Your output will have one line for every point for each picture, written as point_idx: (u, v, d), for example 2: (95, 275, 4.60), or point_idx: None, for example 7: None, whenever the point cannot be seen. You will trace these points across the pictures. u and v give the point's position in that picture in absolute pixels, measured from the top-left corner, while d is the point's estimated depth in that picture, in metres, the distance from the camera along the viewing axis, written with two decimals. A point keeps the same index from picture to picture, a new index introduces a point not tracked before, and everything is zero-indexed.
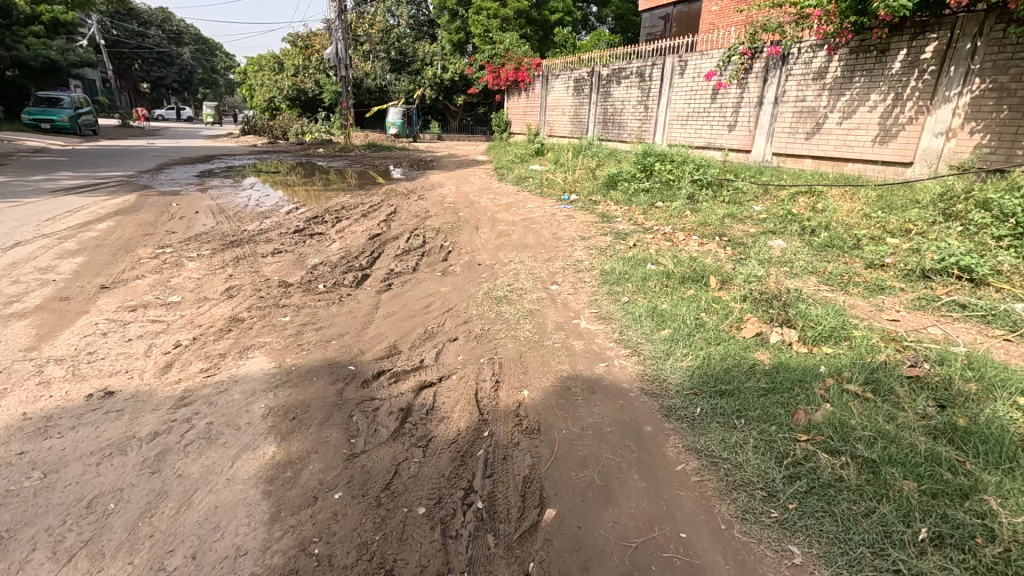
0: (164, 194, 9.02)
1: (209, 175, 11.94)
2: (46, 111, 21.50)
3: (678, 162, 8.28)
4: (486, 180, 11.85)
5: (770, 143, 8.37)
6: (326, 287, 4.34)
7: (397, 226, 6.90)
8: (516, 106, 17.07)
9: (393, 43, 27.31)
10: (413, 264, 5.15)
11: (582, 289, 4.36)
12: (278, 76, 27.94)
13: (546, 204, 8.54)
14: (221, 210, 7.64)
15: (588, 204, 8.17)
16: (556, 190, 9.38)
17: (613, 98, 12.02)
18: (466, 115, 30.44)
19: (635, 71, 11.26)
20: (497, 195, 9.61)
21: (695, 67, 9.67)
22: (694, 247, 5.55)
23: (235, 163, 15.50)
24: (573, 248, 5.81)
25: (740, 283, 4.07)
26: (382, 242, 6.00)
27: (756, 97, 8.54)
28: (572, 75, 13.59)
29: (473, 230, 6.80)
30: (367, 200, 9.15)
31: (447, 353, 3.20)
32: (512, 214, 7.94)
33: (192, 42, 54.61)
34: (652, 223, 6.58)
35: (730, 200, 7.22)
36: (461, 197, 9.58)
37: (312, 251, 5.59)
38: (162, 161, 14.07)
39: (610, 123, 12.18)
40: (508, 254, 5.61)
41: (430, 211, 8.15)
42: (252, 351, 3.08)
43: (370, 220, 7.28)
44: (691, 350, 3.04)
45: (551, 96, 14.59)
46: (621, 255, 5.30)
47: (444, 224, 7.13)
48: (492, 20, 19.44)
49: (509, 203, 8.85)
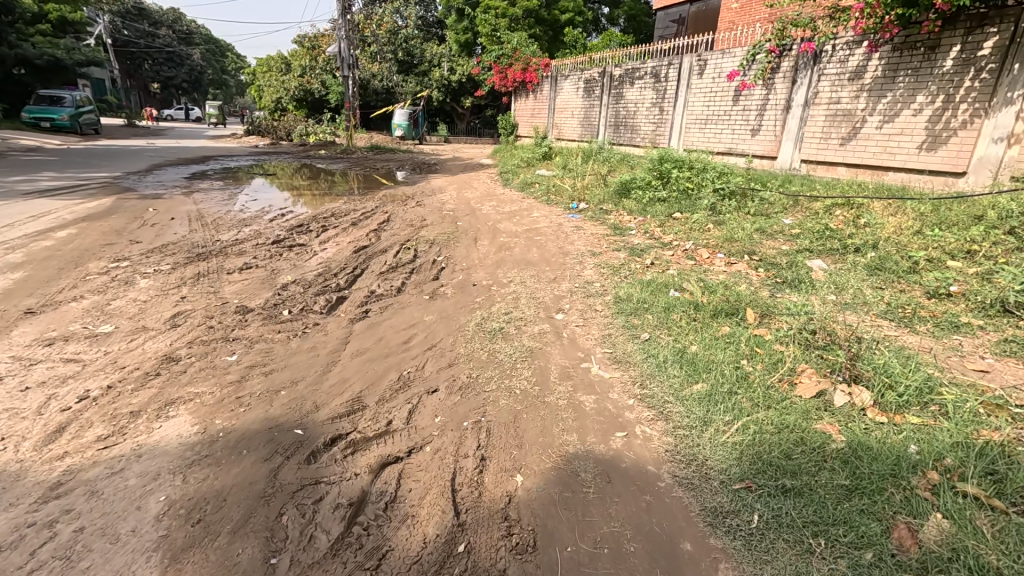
0: (146, 197, 8.46)
1: (201, 177, 11.41)
2: (47, 110, 21.19)
3: (697, 169, 7.59)
4: (490, 185, 11.22)
5: (799, 149, 7.66)
6: (291, 314, 3.71)
7: (388, 237, 6.27)
8: (523, 108, 16.43)
9: (399, 43, 26.78)
10: (398, 285, 4.50)
11: (593, 320, 3.69)
12: (284, 77, 27.58)
13: (552, 213, 7.88)
14: (200, 216, 7.04)
15: (598, 213, 7.50)
16: (564, 197, 8.72)
17: (625, 100, 11.35)
18: (473, 117, 29.89)
19: (650, 71, 10.58)
20: (501, 203, 8.96)
21: (715, 66, 8.99)
22: (721, 267, 4.87)
23: (231, 165, 15.00)
24: (583, 266, 5.13)
25: (784, 318, 3.38)
26: (368, 257, 5.37)
27: (783, 99, 7.84)
28: (582, 76, 12.93)
29: (471, 242, 6.15)
30: (362, 206, 8.55)
31: (423, 412, 2.54)
32: (515, 223, 7.28)
33: (202, 43, 54.58)
34: (671, 237, 5.90)
35: (757, 212, 6.52)
36: (462, 203, 8.95)
37: (286, 267, 4.96)
38: (156, 162, 13.58)
39: (622, 126, 11.51)
40: (509, 272, 4.95)
41: (427, 219, 7.52)
42: (173, 408, 2.44)
43: (359, 230, 6.66)
44: (733, 417, 2.36)
45: (560, 97, 13.95)
46: (637, 276, 4.63)
47: (440, 235, 6.50)
48: (500, 20, 18.87)
49: (513, 211, 8.20)
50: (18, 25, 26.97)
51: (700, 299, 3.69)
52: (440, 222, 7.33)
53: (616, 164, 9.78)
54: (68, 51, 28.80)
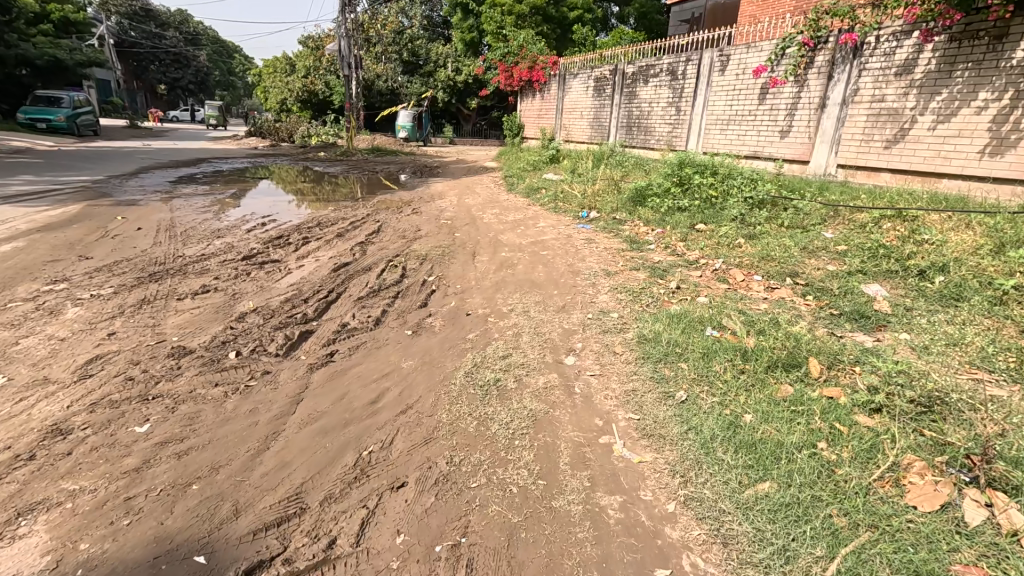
0: (120, 204, 7.83)
1: (188, 181, 10.81)
2: (43, 111, 20.77)
3: (721, 175, 6.85)
4: (494, 190, 10.52)
5: (835, 152, 6.89)
6: (239, 357, 3.01)
7: (376, 252, 5.57)
8: (529, 109, 15.71)
9: (405, 44, 26.27)
10: (377, 314, 3.79)
11: (611, 369, 2.95)
12: (288, 78, 27.14)
13: (560, 223, 7.16)
14: (172, 226, 6.40)
15: (611, 224, 6.77)
16: (573, 205, 8.00)
17: (639, 99, 10.60)
18: (479, 119, 29.24)
19: (666, 68, 9.84)
20: (504, 210, 8.24)
21: (739, 62, 8.24)
22: (760, 294, 4.12)
23: (226, 167, 14.42)
24: (596, 290, 4.40)
25: (859, 372, 2.63)
26: (348, 277, 4.67)
27: (818, 97, 7.06)
28: (592, 75, 12.19)
29: (468, 258, 5.43)
30: (353, 213, 7.87)
31: (382, 525, 1.82)
32: (520, 235, 6.58)
33: (208, 44, 54.37)
34: (697, 254, 5.16)
35: (792, 224, 5.77)
36: (462, 211, 8.25)
37: (252, 290, 4.29)
38: (145, 164, 13.00)
39: (635, 127, 10.77)
40: (510, 297, 4.22)
41: (422, 230, 6.83)
42: (28, 522, 1.74)
43: (344, 243, 5.97)
44: (826, 550, 1.64)
45: (568, 97, 13.23)
46: (661, 305, 3.88)
47: (434, 248, 5.79)
48: (506, 17, 18.20)
49: (517, 220, 7.47)
50: (19, 25, 26.62)
51: (747, 344, 2.94)
52: (435, 233, 6.63)
53: (630, 168, 9.05)
54: (69, 51, 28.40)
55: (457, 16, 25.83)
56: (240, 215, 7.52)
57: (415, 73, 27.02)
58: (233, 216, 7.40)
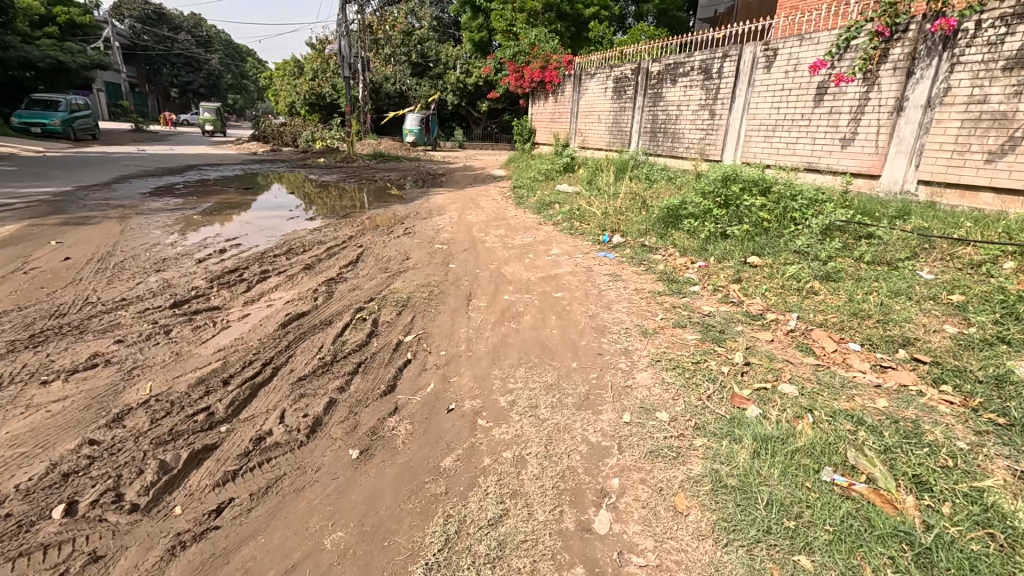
0: (68, 222, 6.81)
1: (164, 193, 9.81)
2: (37, 115, 20.05)
3: (774, 194, 5.62)
4: (501, 204, 9.36)
5: (916, 166, 5.62)
6: (67, 518, 1.87)
7: (346, 294, 4.42)
8: (541, 113, 14.51)
9: (414, 45, 25.30)
10: (318, 412, 2.63)
11: (674, 554, 1.77)
12: (297, 81, 26.51)
13: (577, 250, 5.97)
14: (108, 256, 5.30)
15: (640, 255, 5.57)
16: (593, 225, 6.80)
17: (667, 102, 9.35)
18: (489, 122, 28.12)
19: (698, 66, 8.60)
20: (510, 230, 7.07)
21: (789, 56, 6.98)
22: (868, 377, 2.88)
23: (215, 174, 13.44)
24: (631, 364, 3.20)
25: None
26: (299, 338, 3.52)
27: (893, 98, 5.79)
28: (612, 74, 10.97)
29: (460, 303, 4.27)
30: (335, 234, 6.76)
31: None
32: (528, 267, 5.40)
33: (220, 47, 54.03)
34: (759, 304, 3.94)
35: (875, 260, 4.53)
36: (462, 231, 7.10)
37: (161, 361, 3.15)
38: (125, 173, 12.08)
39: (660, 132, 9.54)
40: (511, 376, 3.04)
41: (411, 259, 5.68)
42: None
43: (310, 280, 4.83)
44: None
45: (584, 99, 12.03)
46: (730, 402, 2.66)
47: (420, 288, 4.63)
48: (517, 14, 17.41)
49: (525, 245, 6.30)
50: (20, 26, 26.04)
51: (904, 520, 1.75)
52: (424, 265, 5.48)
53: (658, 182, 7.83)
54: (70, 53, 27.76)
55: (467, 15, 24.74)
56: (202, 237, 6.50)
57: (424, 75, 26.04)
58: (193, 238, 6.37)
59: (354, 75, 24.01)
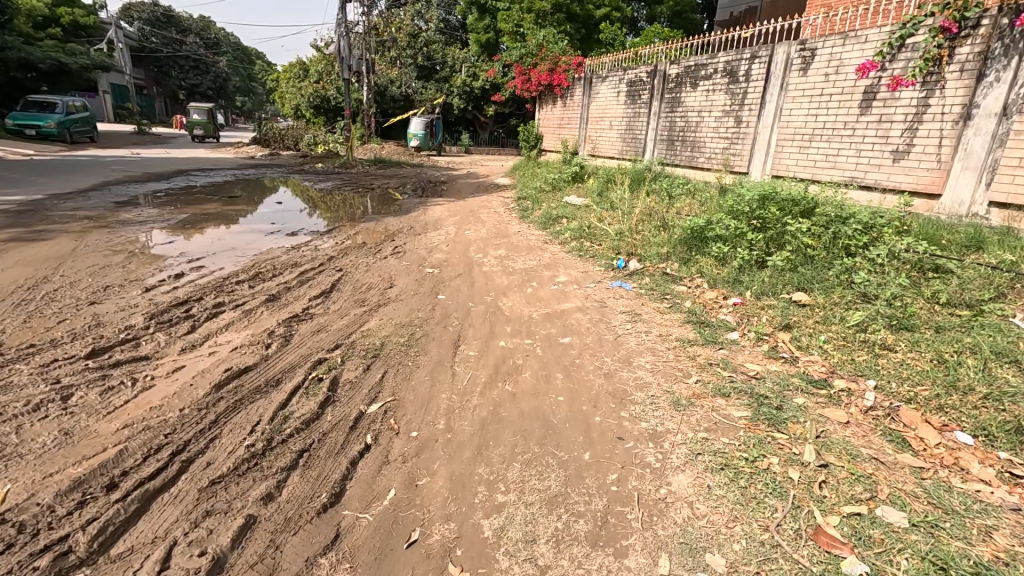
0: (18, 238, 6.10)
1: (142, 202, 9.11)
2: (32, 117, 19.54)
3: (820, 216, 4.80)
4: (504, 217, 8.59)
5: (987, 185, 4.77)
6: None
7: (307, 338, 3.64)
8: (549, 118, 13.73)
9: (419, 47, 24.66)
10: (220, 549, 1.85)
11: None
12: (301, 84, 25.96)
13: (586, 277, 5.18)
14: (42, 283, 4.57)
15: (662, 287, 4.75)
16: (606, 247, 6.01)
17: (686, 107, 8.54)
18: (496, 127, 27.39)
19: (722, 68, 7.80)
20: (512, 251, 6.28)
21: (831, 57, 6.17)
22: (1002, 496, 2.05)
23: (205, 181, 12.78)
24: (661, 458, 2.39)
25: None
26: (231, 409, 2.75)
27: (959, 105, 4.95)
28: (625, 77, 10.18)
29: (445, 352, 3.49)
30: (315, 254, 6.01)
31: None
32: (528, 300, 4.61)
33: (228, 49, 53.78)
34: (819, 365, 3.13)
35: (951, 302, 3.67)
36: (459, 251, 6.32)
37: (39, 445, 2.39)
38: (109, 179, 11.42)
39: (679, 141, 8.74)
40: (501, 480, 2.26)
41: (396, 288, 4.90)
42: None
43: (270, 317, 4.06)
44: None
45: (595, 104, 11.25)
46: (813, 540, 1.87)
47: (399, 330, 3.85)
48: (525, 15, 16.85)
49: (528, 270, 5.51)
50: (20, 27, 25.60)
51: None
52: (408, 296, 4.70)
53: (679, 197, 7.01)
54: (71, 54, 27.32)
55: (473, 16, 24.00)
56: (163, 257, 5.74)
57: (429, 79, 25.37)
58: (151, 258, 5.62)
59: (358, 78, 23.39)
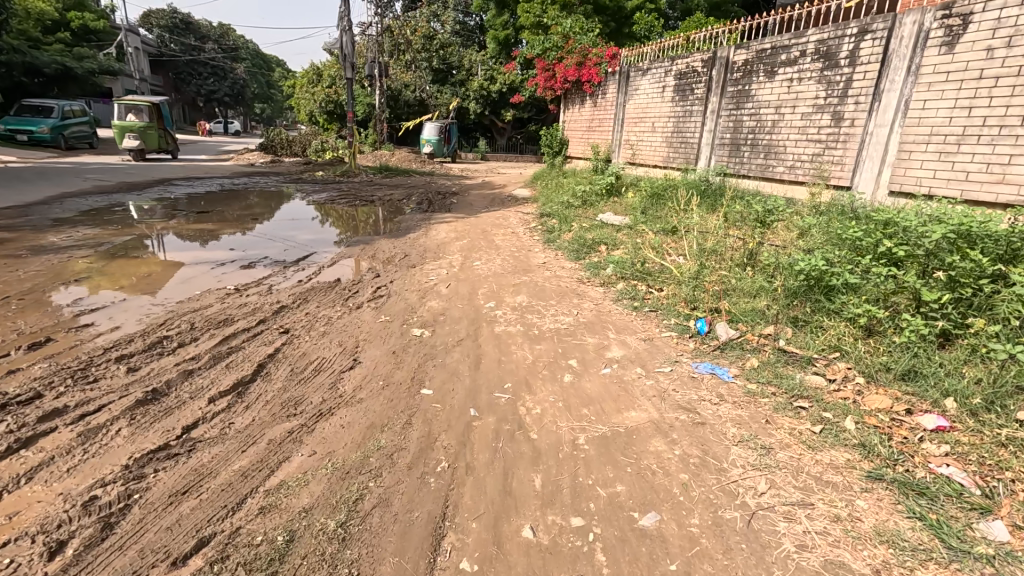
0: None
1: (89, 220, 7.58)
2: (27, 123, 18.53)
3: None
4: (525, 241, 6.82)
5: None
6: None
7: (150, 519, 1.90)
8: (576, 120, 11.96)
9: (434, 50, 23.36)
10: None
11: None
12: (313, 88, 24.79)
13: (653, 354, 3.36)
14: None
15: (786, 380, 2.92)
16: (671, 298, 4.20)
17: (758, 103, 6.71)
18: (514, 132, 25.71)
19: (813, 50, 5.95)
20: (536, 297, 4.48)
21: (997, 25, 4.31)
22: None
23: (185, 192, 11.30)
24: None
25: None
26: None
27: None
28: (673, 68, 8.35)
29: (408, 569, 1.73)
30: (262, 303, 4.31)
31: None
32: (565, 404, 2.81)
33: (246, 57, 53.46)
34: None
35: None
36: (463, 297, 4.56)
37: None
38: (70, 190, 9.98)
39: (747, 145, 6.90)
40: None
41: (357, 372, 3.14)
42: None
43: (117, 447, 2.33)
44: None
45: (634, 102, 9.45)
46: None
47: (334, 490, 2.08)
48: (548, 6, 15.16)
49: (560, 335, 3.72)
50: (29, 30, 24.94)
51: None
52: (372, 388, 2.94)
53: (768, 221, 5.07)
54: (79, 59, 26.58)
55: (491, 12, 22.40)
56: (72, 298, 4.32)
57: (445, 82, 23.95)
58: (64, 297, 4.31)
59: (368, 81, 22.00)
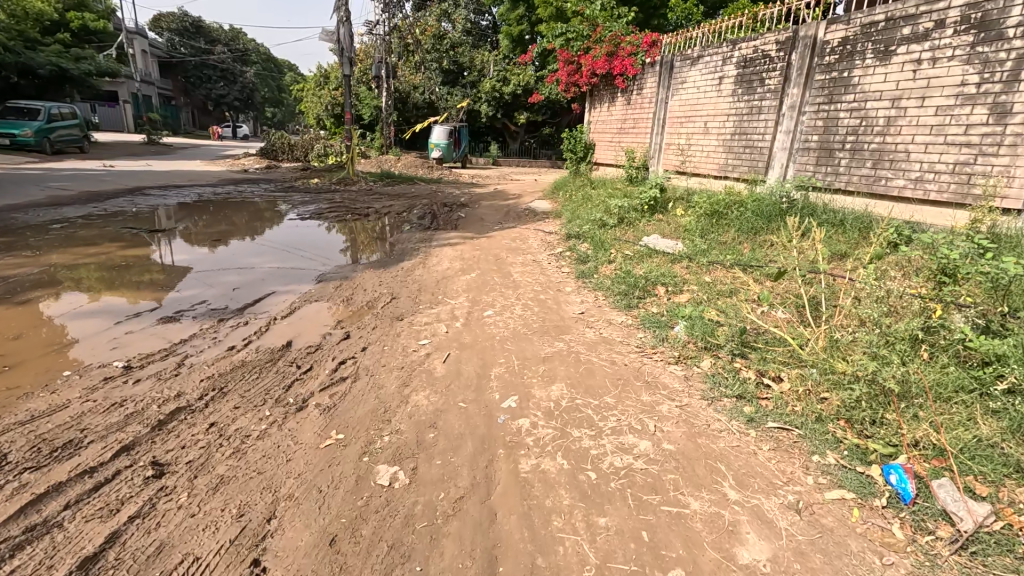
0: None
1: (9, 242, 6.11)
2: (9, 125, 17.25)
3: None
4: (551, 277, 5.19)
5: None
6: None
7: None
8: (604, 122, 10.35)
9: (445, 50, 21.99)
10: None
11: None
12: (320, 90, 23.58)
13: (836, 564, 1.72)
14: None
15: None
16: (809, 403, 2.55)
17: (864, 94, 5.04)
18: (528, 136, 23.89)
19: (959, 18, 4.29)
20: (581, 389, 2.86)
21: None
22: None
23: (152, 202, 9.81)
24: None
25: None
26: None
27: None
28: (735, 53, 6.68)
29: None
30: (147, 402, 2.69)
31: None
32: None
33: (257, 62, 52.75)
34: None
35: None
36: (468, 386, 2.93)
37: None
38: (14, 202, 8.51)
39: (846, 150, 5.22)
40: None
41: None
42: None
43: None
44: None
45: (679, 98, 7.82)
46: None
47: None
48: None
49: (636, 491, 2.08)
50: (26, 29, 23.86)
51: None
52: None
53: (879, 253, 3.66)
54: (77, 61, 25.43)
55: (505, 7, 20.85)
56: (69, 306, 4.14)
57: (456, 83, 22.46)
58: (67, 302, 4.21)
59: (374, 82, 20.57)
